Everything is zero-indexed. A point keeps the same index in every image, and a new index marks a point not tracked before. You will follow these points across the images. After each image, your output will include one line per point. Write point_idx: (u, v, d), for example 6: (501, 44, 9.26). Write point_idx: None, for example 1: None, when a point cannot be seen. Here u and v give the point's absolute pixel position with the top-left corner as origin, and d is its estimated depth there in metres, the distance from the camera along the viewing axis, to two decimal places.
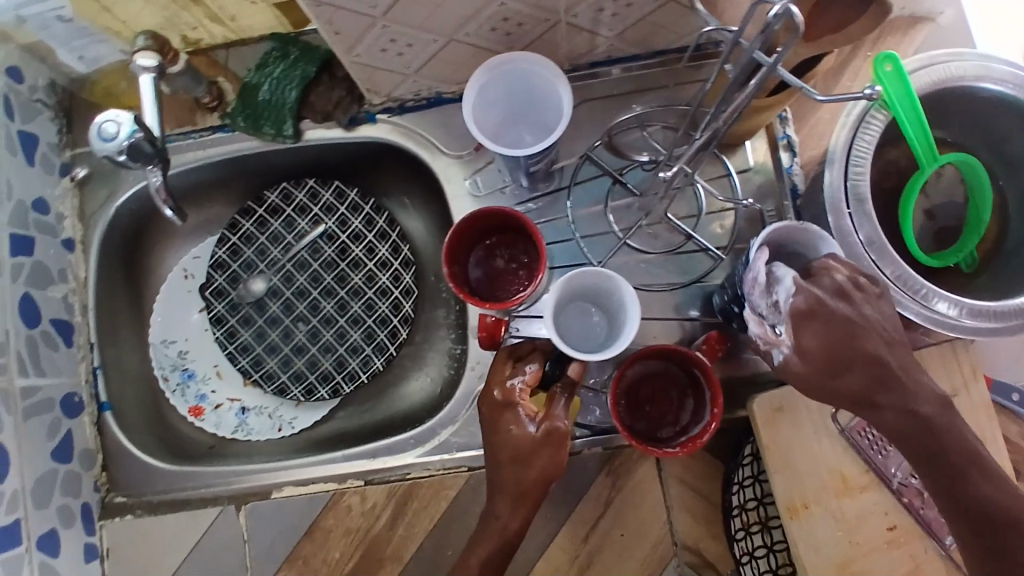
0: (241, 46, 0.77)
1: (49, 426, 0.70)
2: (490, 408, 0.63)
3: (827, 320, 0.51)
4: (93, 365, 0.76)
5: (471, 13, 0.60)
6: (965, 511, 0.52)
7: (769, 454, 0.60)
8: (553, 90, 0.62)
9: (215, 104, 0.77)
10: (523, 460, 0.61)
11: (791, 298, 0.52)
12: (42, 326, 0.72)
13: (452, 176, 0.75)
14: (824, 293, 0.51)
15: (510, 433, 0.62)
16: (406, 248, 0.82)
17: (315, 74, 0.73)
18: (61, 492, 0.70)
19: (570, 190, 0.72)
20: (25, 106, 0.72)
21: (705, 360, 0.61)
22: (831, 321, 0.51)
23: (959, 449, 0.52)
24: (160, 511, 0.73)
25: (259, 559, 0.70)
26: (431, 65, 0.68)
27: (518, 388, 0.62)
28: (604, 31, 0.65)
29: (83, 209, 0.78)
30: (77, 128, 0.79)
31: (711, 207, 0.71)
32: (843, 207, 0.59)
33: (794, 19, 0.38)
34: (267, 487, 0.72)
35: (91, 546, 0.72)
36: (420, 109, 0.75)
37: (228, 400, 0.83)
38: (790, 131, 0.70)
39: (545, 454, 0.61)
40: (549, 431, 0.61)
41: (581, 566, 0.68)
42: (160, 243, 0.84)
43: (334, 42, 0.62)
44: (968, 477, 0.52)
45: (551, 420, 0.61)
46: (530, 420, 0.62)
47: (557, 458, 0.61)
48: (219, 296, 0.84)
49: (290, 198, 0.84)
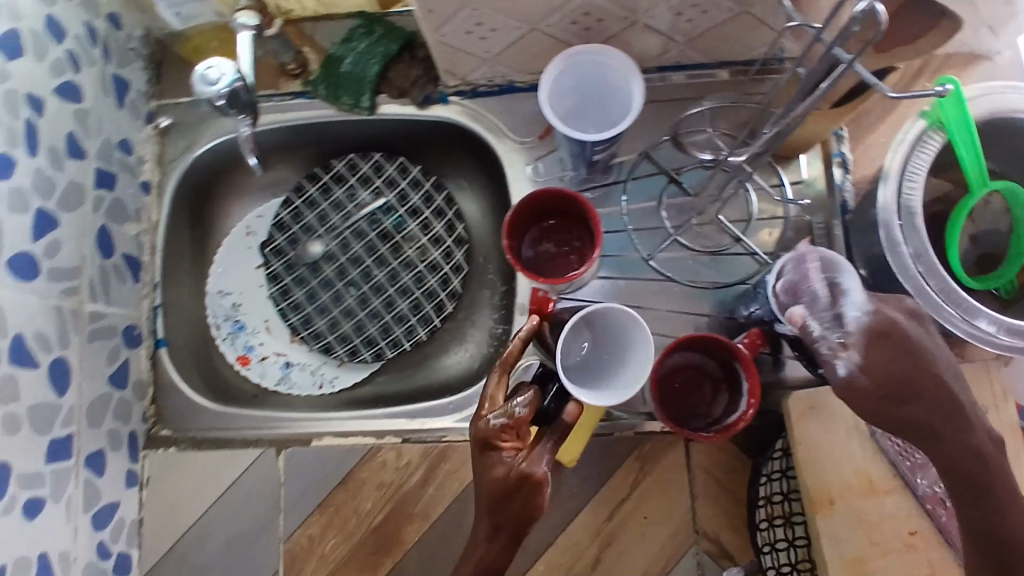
0: (328, 21, 0.81)
1: (110, 352, 0.73)
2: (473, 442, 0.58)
3: (902, 345, 0.56)
4: (155, 304, 0.80)
5: (558, 4, 0.63)
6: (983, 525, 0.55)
7: (799, 449, 0.62)
8: (626, 85, 0.66)
9: (299, 71, 0.80)
10: (503, 500, 0.57)
11: (864, 315, 0.57)
12: (115, 258, 0.75)
13: (514, 162, 0.78)
14: (900, 319, 0.57)
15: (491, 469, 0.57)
16: (461, 227, 0.86)
17: (397, 52, 0.77)
18: (113, 417, 0.73)
19: (626, 184, 0.75)
20: (121, 52, 0.77)
21: (746, 352, 0.64)
22: (900, 346, 0.56)
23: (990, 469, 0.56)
24: (203, 447, 0.76)
25: (292, 502, 0.74)
26: (510, 51, 0.71)
27: (500, 427, 0.57)
28: (678, 36, 0.69)
29: (162, 156, 0.82)
30: (166, 79, 0.83)
31: (762, 214, 0.74)
32: (894, 220, 0.62)
33: (877, 17, 0.42)
34: (307, 435, 0.75)
35: (131, 474, 0.75)
36: (492, 95, 0.78)
37: (274, 354, 0.86)
38: (845, 149, 0.73)
39: (521, 501, 0.57)
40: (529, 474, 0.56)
41: (602, 543, 0.70)
42: (227, 199, 0.88)
43: (424, 19, 0.65)
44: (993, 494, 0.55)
45: (534, 465, 0.56)
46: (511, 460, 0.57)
47: (535, 502, 0.57)
48: (277, 254, 0.88)
49: (355, 169, 0.88)
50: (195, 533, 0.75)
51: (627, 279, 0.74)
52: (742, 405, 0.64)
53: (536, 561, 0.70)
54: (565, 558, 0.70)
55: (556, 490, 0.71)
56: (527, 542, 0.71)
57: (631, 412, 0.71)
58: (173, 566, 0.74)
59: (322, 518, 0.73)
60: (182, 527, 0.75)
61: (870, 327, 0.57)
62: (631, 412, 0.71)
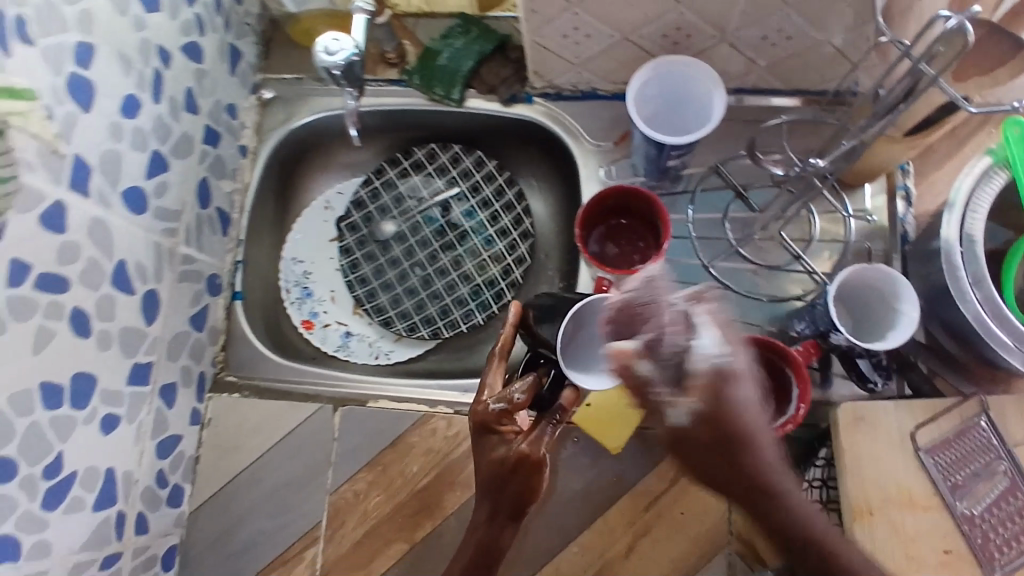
0: (430, 18, 0.87)
1: (194, 295, 0.77)
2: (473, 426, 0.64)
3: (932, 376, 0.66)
4: (237, 259, 0.85)
5: (653, 17, 0.68)
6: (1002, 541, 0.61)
7: (845, 456, 0.65)
8: (708, 97, 0.70)
9: (396, 61, 0.86)
10: (502, 481, 0.63)
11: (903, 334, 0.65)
12: (210, 210, 0.80)
13: (588, 164, 0.83)
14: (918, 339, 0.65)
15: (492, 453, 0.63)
16: (527, 222, 0.90)
17: (491, 51, 0.83)
18: (188, 355, 0.77)
19: (694, 195, 0.79)
20: (239, 24, 0.83)
21: (798, 360, 0.66)
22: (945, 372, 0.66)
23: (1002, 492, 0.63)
24: (265, 396, 0.80)
25: (343, 457, 0.77)
26: (599, 59, 0.76)
27: (499, 412, 0.63)
28: (760, 59, 0.73)
29: (260, 125, 0.88)
30: (273, 57, 0.90)
31: (823, 236, 0.77)
32: (956, 246, 0.65)
33: (965, 34, 0.47)
34: (364, 396, 0.79)
35: (195, 412, 0.79)
36: (574, 99, 0.83)
37: (336, 323, 0.91)
38: (909, 183, 0.77)
39: (518, 482, 0.63)
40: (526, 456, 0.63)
41: (637, 532, 0.72)
42: (311, 173, 0.94)
43: (526, 19, 0.70)
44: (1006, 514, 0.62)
45: (532, 449, 0.63)
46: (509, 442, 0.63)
47: (533, 482, 0.63)
48: (351, 229, 0.93)
49: (434, 158, 0.93)
50: (247, 476, 0.78)
51: (686, 283, 0.78)
52: (788, 410, 0.66)
53: (571, 542, 0.72)
54: (598, 543, 0.72)
55: (596, 477, 0.74)
56: (563, 522, 0.73)
57: None
58: (222, 504, 0.78)
59: (370, 475, 0.76)
60: (236, 470, 0.78)
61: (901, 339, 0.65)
62: None
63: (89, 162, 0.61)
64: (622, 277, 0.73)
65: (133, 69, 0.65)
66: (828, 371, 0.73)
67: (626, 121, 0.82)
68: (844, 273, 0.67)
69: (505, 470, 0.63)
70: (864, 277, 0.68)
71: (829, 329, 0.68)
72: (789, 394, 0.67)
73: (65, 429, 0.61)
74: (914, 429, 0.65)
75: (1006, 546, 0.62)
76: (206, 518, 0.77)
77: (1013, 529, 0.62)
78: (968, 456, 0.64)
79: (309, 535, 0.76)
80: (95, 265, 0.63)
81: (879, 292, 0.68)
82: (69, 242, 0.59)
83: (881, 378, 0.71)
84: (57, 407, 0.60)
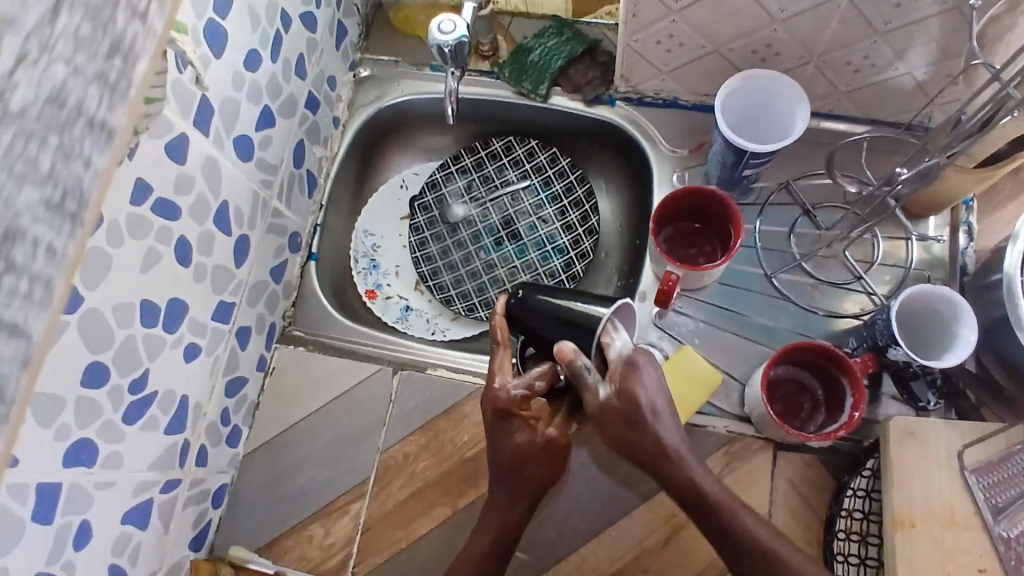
0: (525, 18, 0.93)
1: (277, 248, 0.81)
2: (492, 411, 0.65)
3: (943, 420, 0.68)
4: (316, 222, 0.89)
5: (746, 32, 0.71)
6: None
7: (892, 467, 0.66)
8: (790, 111, 0.75)
9: (490, 54, 0.91)
10: (526, 464, 0.67)
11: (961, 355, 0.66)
12: (302, 171, 0.84)
13: (663, 169, 0.86)
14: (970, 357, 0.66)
15: (512, 437, 0.67)
16: (594, 220, 0.94)
17: (581, 53, 0.87)
18: (264, 304, 0.81)
19: (762, 210, 0.82)
20: (348, 4, 0.89)
21: (857, 369, 0.68)
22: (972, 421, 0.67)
23: None
24: (329, 352, 0.84)
25: (398, 419, 0.80)
26: (686, 68, 0.80)
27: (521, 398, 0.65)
28: (841, 85, 0.76)
29: (353, 100, 0.93)
30: (372, 40, 0.95)
31: (886, 260, 0.79)
32: (1017, 276, 0.67)
33: None
34: (423, 363, 0.83)
35: (262, 359, 0.82)
36: (655, 106, 0.87)
37: (397, 296, 0.94)
38: (972, 219, 0.79)
39: (542, 466, 0.68)
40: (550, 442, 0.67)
41: (676, 525, 0.73)
42: (392, 152, 0.99)
43: (625, 22, 0.74)
44: None
45: (558, 433, 0.68)
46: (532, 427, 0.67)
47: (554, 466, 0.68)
48: (423, 210, 0.97)
49: (510, 150, 0.97)
50: (303, 427, 0.81)
51: (747, 290, 0.81)
52: (841, 418, 0.69)
53: (610, 527, 0.74)
54: (635, 532, 0.74)
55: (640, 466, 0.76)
56: (603, 507, 0.75)
57: (721, 410, 0.76)
58: (276, 451, 0.80)
59: (420, 440, 0.79)
60: (293, 420, 0.81)
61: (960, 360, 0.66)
62: (725, 410, 0.76)
63: (212, 104, 0.66)
64: (690, 273, 0.75)
65: (259, 27, 0.70)
66: (879, 391, 0.74)
67: (703, 133, 0.86)
68: (909, 291, 0.68)
69: (532, 451, 0.67)
70: (929, 296, 0.69)
71: (888, 344, 0.69)
72: (845, 403, 0.69)
73: (154, 349, 0.64)
74: (962, 449, 0.66)
75: None
76: (259, 463, 0.80)
77: None
78: (1012, 479, 0.66)
79: (355, 490, 0.78)
80: (203, 200, 0.67)
81: (940, 314, 0.70)
82: (186, 174, 0.64)
83: (933, 397, 0.73)
84: (151, 326, 0.63)
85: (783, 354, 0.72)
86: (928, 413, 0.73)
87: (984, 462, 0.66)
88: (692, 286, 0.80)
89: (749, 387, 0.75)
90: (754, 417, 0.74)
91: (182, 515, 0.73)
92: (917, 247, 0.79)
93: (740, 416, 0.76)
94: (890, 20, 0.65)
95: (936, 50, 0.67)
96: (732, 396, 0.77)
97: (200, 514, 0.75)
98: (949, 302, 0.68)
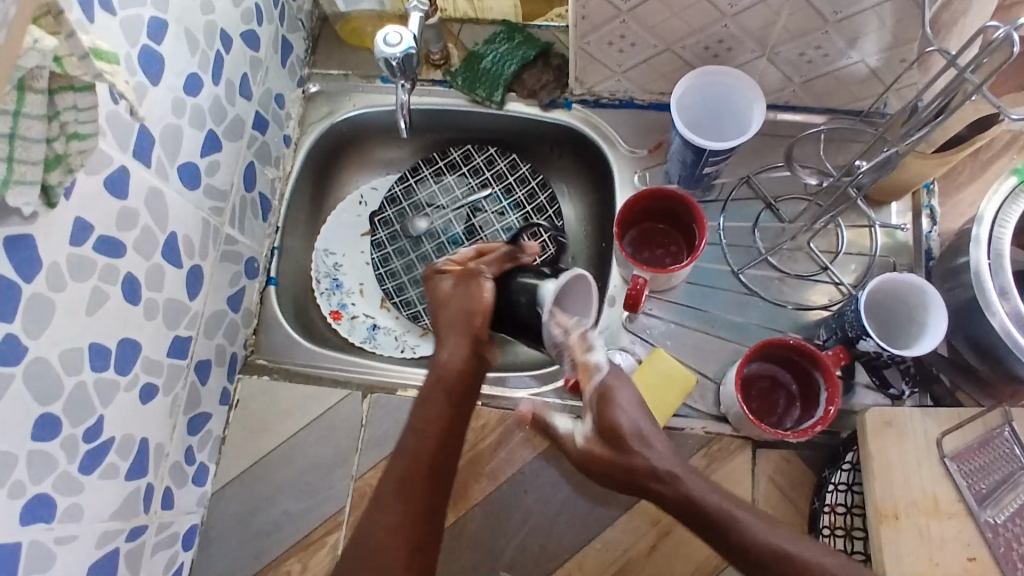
0: (475, 25, 0.91)
1: (233, 276, 0.78)
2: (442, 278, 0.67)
3: (924, 416, 0.67)
4: (273, 245, 0.86)
5: (698, 28, 0.70)
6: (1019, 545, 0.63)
7: (871, 460, 0.66)
8: (747, 105, 0.75)
9: (441, 62, 0.89)
10: (446, 306, 0.66)
11: (936, 341, 0.66)
12: (254, 194, 0.82)
13: (623, 170, 0.85)
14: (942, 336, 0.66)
15: (440, 286, 0.67)
16: (558, 225, 0.92)
17: (533, 58, 0.86)
18: (223, 334, 0.78)
19: (725, 205, 0.82)
20: (291, 18, 0.86)
21: (830, 364, 0.68)
22: (953, 410, 0.67)
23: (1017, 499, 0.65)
24: (294, 379, 0.81)
25: (371, 443, 0.78)
26: (640, 67, 0.79)
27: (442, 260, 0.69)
28: (796, 77, 0.76)
29: (305, 117, 0.91)
30: (320, 54, 0.93)
31: (850, 249, 0.80)
32: (984, 258, 0.67)
33: (1013, 43, 0.49)
34: (393, 385, 0.80)
35: (225, 392, 0.79)
36: (612, 107, 0.86)
37: (363, 315, 0.91)
38: (934, 203, 0.79)
39: (464, 295, 0.65)
40: (463, 272, 0.66)
41: (660, 532, 0.72)
42: (347, 169, 0.96)
43: (576, 25, 0.72)
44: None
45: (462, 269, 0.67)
46: (446, 274, 0.67)
47: (472, 292, 0.65)
48: (384, 225, 0.94)
49: (469, 159, 0.96)
50: (275, 458, 0.78)
51: (714, 287, 0.80)
52: (817, 412, 0.68)
53: (593, 540, 0.73)
54: (620, 541, 0.72)
55: None
56: (588, 515, 0.74)
57: (698, 411, 0.76)
58: (247, 486, 0.78)
59: None
60: (263, 451, 0.79)
61: (934, 345, 0.66)
62: (700, 411, 0.75)
63: (152, 132, 0.63)
64: (657, 275, 0.74)
65: (197, 49, 0.68)
66: (852, 381, 0.75)
67: (661, 131, 0.85)
68: (877, 280, 0.68)
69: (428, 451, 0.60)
70: (893, 282, 0.69)
71: (859, 336, 0.69)
72: (819, 397, 0.69)
73: (107, 393, 0.61)
74: (940, 436, 0.66)
75: None
76: (230, 498, 0.77)
77: None
78: (989, 464, 0.66)
79: (333, 520, 0.76)
80: (149, 233, 0.64)
81: (907, 303, 0.70)
82: (128, 208, 0.61)
83: (907, 385, 0.74)
84: (102, 369, 0.60)
85: (755, 352, 0.71)
86: (900, 400, 0.74)
87: (962, 449, 0.66)
88: (659, 288, 0.79)
89: (723, 386, 0.74)
90: (731, 416, 0.73)
91: (151, 561, 0.70)
92: (880, 234, 0.79)
93: (716, 415, 0.75)
94: (840, 10, 0.64)
95: (888, 35, 0.67)
96: (708, 395, 0.76)
97: (171, 558, 0.73)
98: (919, 285, 0.68)
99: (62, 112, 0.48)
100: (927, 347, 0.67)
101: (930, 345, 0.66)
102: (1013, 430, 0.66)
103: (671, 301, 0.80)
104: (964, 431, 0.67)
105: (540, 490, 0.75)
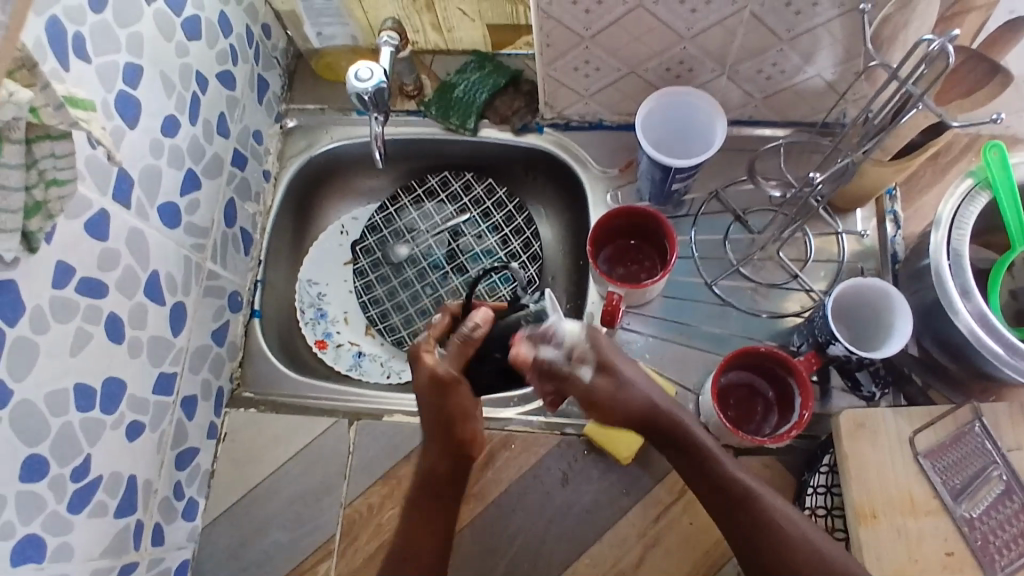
0: (446, 55, 0.94)
1: (216, 310, 0.80)
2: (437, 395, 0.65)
3: (895, 417, 0.69)
4: (256, 278, 0.88)
5: (658, 51, 0.73)
6: (997, 533, 0.64)
7: (848, 462, 0.67)
8: (710, 121, 0.77)
9: (415, 94, 0.92)
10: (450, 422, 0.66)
11: (903, 343, 0.67)
12: (235, 229, 0.83)
13: (596, 190, 0.87)
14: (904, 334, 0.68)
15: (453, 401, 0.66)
16: (536, 246, 0.94)
17: (504, 84, 0.88)
18: (209, 368, 0.79)
19: (695, 220, 0.84)
20: (266, 57, 0.88)
21: (802, 370, 0.69)
22: (924, 409, 0.69)
23: (993, 487, 0.66)
24: (281, 410, 0.82)
25: (359, 470, 0.79)
26: (606, 90, 0.81)
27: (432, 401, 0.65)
28: (756, 93, 0.78)
29: (283, 151, 0.93)
30: (297, 89, 0.95)
31: (819, 256, 0.82)
32: (944, 259, 0.69)
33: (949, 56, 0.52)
34: (380, 411, 0.81)
35: (212, 426, 0.80)
36: (582, 130, 0.88)
37: (348, 343, 0.92)
38: (897, 208, 0.82)
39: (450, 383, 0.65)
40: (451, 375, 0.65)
41: (646, 543, 0.73)
42: (328, 200, 0.98)
43: (541, 53, 0.75)
44: (1000, 506, 0.66)
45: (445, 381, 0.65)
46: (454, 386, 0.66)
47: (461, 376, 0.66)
48: (366, 253, 0.96)
49: (447, 185, 0.98)
50: (264, 489, 0.79)
51: (690, 299, 0.82)
52: (794, 417, 0.70)
53: (581, 555, 0.74)
54: (609, 555, 0.73)
55: (608, 487, 0.76)
56: (576, 531, 0.74)
57: None
58: (236, 518, 0.78)
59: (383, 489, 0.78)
60: (251, 483, 0.79)
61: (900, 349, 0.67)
62: None
63: (131, 174, 0.65)
64: (632, 290, 0.76)
65: (174, 92, 0.70)
66: (828, 386, 0.77)
67: (629, 150, 0.88)
68: (843, 285, 0.70)
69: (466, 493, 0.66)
70: (860, 286, 0.71)
71: (828, 341, 0.70)
72: (794, 404, 0.70)
73: (93, 432, 0.62)
74: (912, 435, 0.68)
75: (1005, 549, 0.64)
76: (220, 532, 0.78)
77: (1012, 530, 0.65)
78: (963, 459, 0.67)
79: (323, 548, 0.76)
80: (131, 272, 0.65)
81: (873, 306, 0.72)
82: (109, 249, 0.62)
83: (879, 386, 0.75)
84: (88, 409, 0.61)
85: (729, 362, 0.72)
86: (874, 401, 0.75)
87: (935, 446, 0.68)
88: (636, 302, 0.81)
89: (702, 397, 0.75)
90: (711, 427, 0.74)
91: None
92: (847, 240, 0.82)
93: None
94: (792, 27, 0.67)
95: (841, 49, 0.69)
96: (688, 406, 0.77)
97: None
98: (887, 288, 0.70)
99: (39, 160, 0.49)
100: (893, 349, 0.68)
101: (895, 348, 0.68)
102: (984, 424, 0.68)
103: (648, 316, 0.82)
104: (936, 428, 0.68)
105: (527, 509, 0.76)
